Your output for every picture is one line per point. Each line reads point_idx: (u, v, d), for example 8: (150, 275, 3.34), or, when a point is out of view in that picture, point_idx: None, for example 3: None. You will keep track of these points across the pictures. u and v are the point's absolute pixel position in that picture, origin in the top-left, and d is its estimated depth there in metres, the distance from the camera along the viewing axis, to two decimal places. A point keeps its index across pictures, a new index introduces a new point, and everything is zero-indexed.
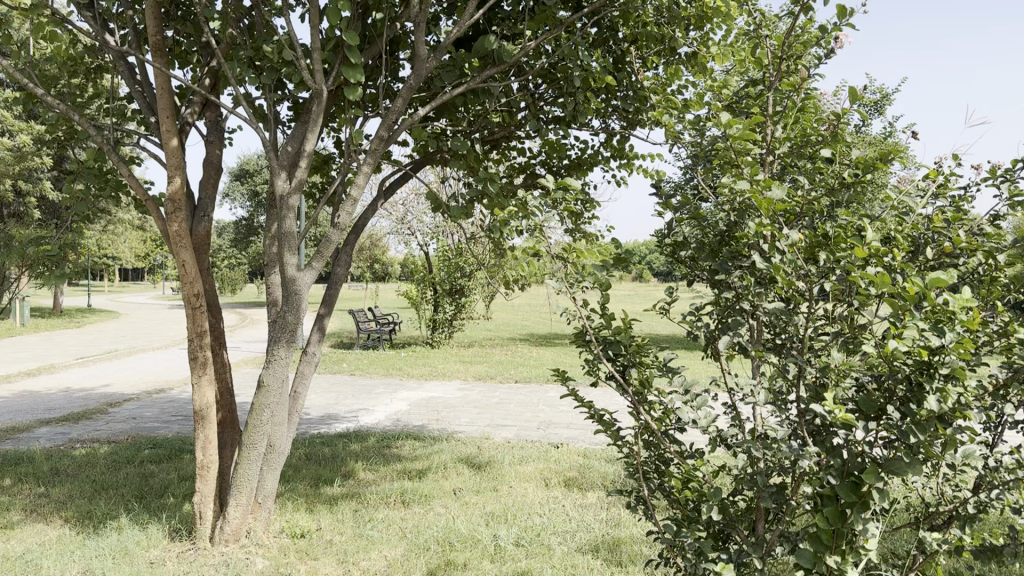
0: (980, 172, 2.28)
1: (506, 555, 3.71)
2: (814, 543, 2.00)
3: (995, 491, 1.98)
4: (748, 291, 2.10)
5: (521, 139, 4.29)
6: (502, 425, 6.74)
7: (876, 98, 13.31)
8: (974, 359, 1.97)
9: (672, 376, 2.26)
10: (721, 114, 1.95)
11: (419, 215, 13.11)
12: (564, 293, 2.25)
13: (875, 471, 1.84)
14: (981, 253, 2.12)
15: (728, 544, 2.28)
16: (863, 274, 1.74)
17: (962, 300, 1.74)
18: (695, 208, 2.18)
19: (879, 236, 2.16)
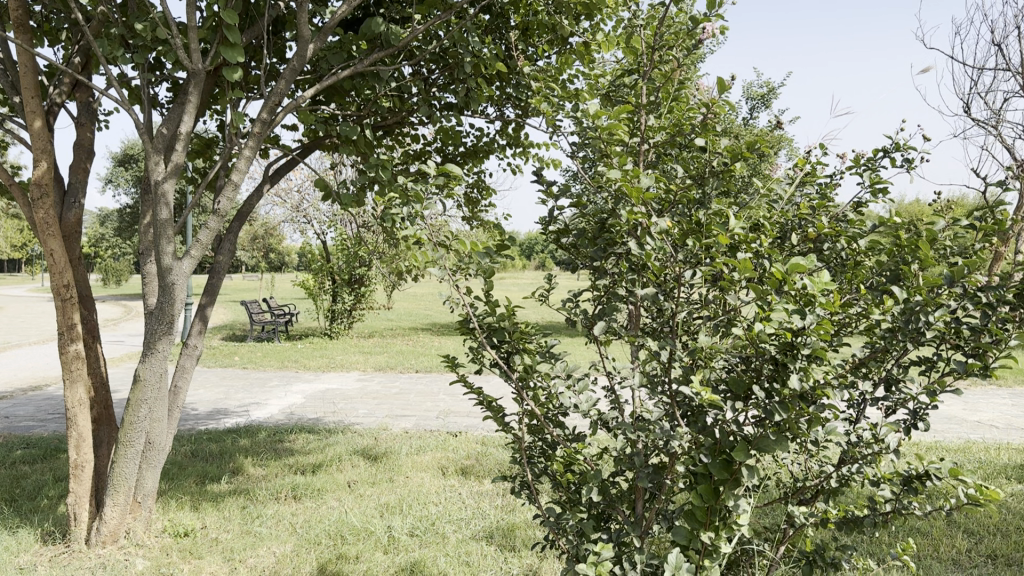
0: (846, 161, 2.39)
1: (399, 546, 3.68)
2: (689, 520, 2.06)
3: (856, 464, 2.09)
4: (625, 278, 2.14)
5: (414, 125, 4.23)
6: (400, 415, 6.69)
7: (763, 92, 13.91)
8: (836, 340, 2.07)
9: (555, 361, 2.28)
10: (593, 104, 1.98)
11: (315, 204, 12.85)
12: (446, 280, 2.21)
13: (745, 448, 1.91)
14: (844, 238, 2.23)
15: (610, 524, 2.31)
16: (729, 261, 1.80)
17: (821, 284, 1.83)
18: (575, 196, 2.20)
19: (750, 224, 2.24)
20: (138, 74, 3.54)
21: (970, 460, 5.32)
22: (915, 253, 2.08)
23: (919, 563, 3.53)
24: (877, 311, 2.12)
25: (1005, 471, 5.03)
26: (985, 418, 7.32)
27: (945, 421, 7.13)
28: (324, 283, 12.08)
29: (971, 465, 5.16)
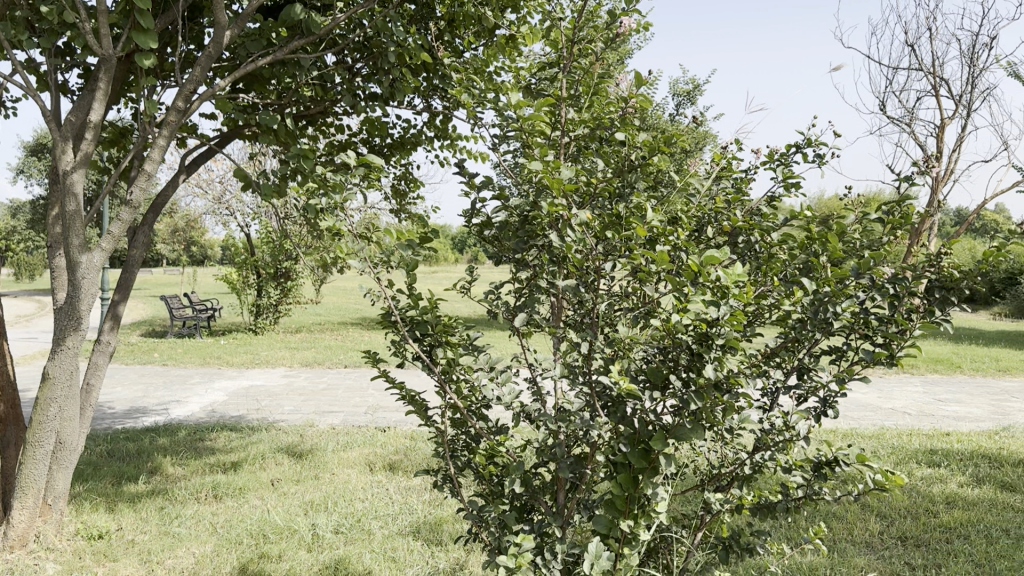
0: (760, 156, 2.46)
1: (324, 543, 3.63)
2: (609, 509, 2.07)
3: (768, 450, 2.14)
4: (545, 269, 2.15)
5: (338, 115, 4.16)
6: (327, 411, 6.60)
7: (688, 89, 14.18)
8: (749, 330, 2.13)
9: (478, 354, 2.26)
10: (514, 95, 1.98)
11: (239, 196, 12.58)
12: (366, 273, 2.16)
13: (663, 437, 1.94)
14: (759, 231, 2.28)
15: (532, 515, 2.32)
16: (645, 253, 1.83)
17: (734, 275, 1.87)
18: (497, 188, 2.19)
19: (668, 216, 2.28)
20: (45, 59, 3.39)
21: (883, 446, 5.54)
22: (824, 245, 2.17)
23: (833, 546, 3.66)
24: (789, 301, 2.19)
25: (915, 456, 5.25)
26: (898, 405, 7.62)
27: (860, 408, 7.40)
28: (249, 277, 11.82)
29: (884, 451, 5.37)
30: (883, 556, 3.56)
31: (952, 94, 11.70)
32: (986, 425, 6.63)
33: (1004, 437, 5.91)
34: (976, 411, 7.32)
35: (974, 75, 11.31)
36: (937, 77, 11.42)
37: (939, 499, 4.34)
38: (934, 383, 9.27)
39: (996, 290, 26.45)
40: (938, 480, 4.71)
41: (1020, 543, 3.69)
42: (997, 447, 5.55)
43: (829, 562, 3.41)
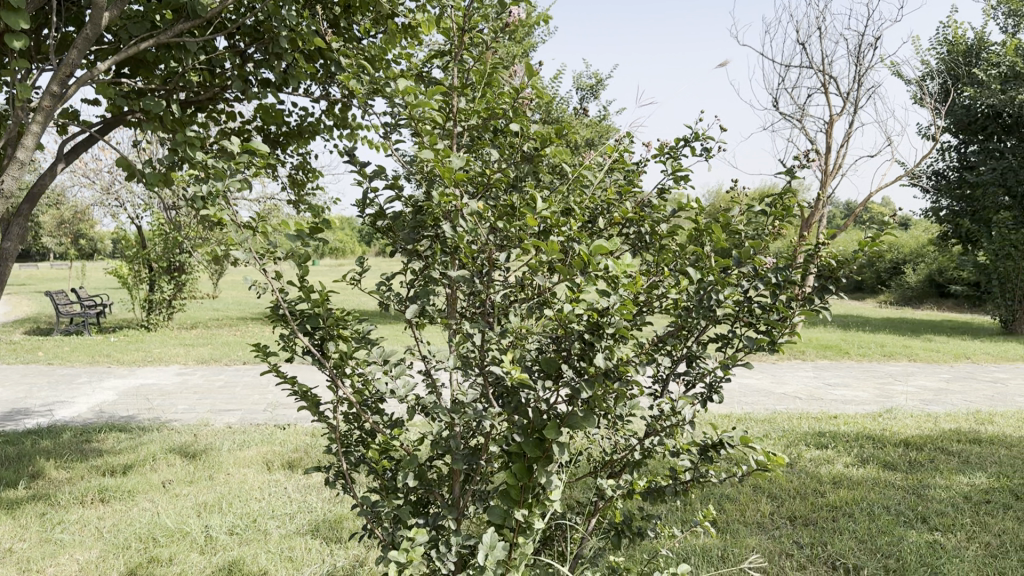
0: (650, 149, 2.50)
1: (217, 545, 3.52)
2: (503, 499, 2.07)
3: (658, 436, 2.19)
4: (438, 260, 2.11)
5: (230, 101, 4.02)
6: (224, 409, 6.40)
7: (592, 83, 14.38)
8: (639, 319, 2.17)
9: (371, 347, 2.19)
10: (402, 82, 1.94)
11: (129, 186, 12.06)
12: (251, 265, 2.07)
13: (556, 425, 1.95)
14: (649, 222, 2.37)
15: (428, 509, 2.28)
16: (535, 243, 1.83)
17: (622, 265, 1.90)
18: (388, 178, 2.14)
19: (561, 207, 2.29)
20: None
21: (775, 429, 5.76)
22: (709, 236, 2.27)
23: (726, 527, 3.78)
24: (676, 290, 2.25)
25: (805, 439, 5.47)
26: (790, 390, 7.94)
27: (754, 394, 7.67)
28: (141, 272, 11.36)
29: (775, 434, 5.58)
30: (772, 535, 3.70)
31: (841, 91, 12.23)
32: (871, 407, 6.98)
33: (887, 419, 6.22)
34: (861, 394, 7.69)
35: (860, 73, 11.85)
36: (826, 75, 11.91)
37: (826, 479, 4.53)
38: (824, 368, 9.70)
39: (881, 278, 27.90)
40: (825, 461, 4.92)
41: (899, 519, 3.90)
42: (880, 428, 5.84)
43: (721, 544, 3.51)
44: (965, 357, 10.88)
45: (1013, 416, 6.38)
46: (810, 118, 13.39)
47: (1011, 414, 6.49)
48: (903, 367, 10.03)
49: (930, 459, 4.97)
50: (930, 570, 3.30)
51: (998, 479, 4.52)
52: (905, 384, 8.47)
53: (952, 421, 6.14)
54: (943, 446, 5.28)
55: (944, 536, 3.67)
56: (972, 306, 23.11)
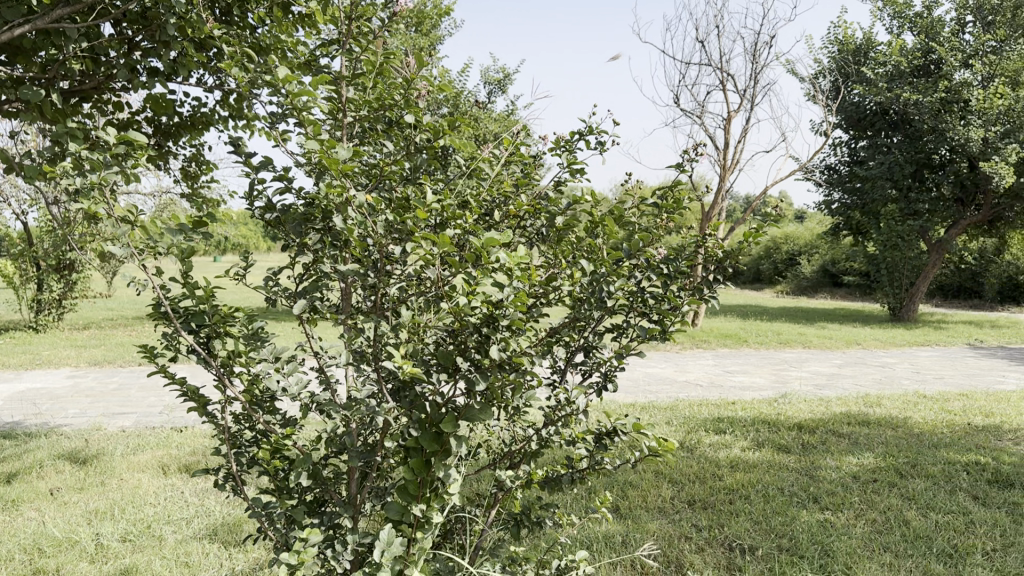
0: (547, 142, 2.50)
1: (108, 553, 3.37)
2: (401, 495, 2.03)
3: (554, 425, 2.20)
4: (326, 253, 2.03)
5: (117, 91, 3.84)
6: (118, 413, 6.15)
7: (498, 78, 14.40)
8: (533, 311, 2.17)
9: (260, 344, 2.12)
10: (282, 69, 1.86)
11: (12, 180, 11.44)
12: (129, 260, 1.98)
13: (453, 419, 1.93)
14: (545, 214, 2.38)
15: (324, 508, 2.23)
16: (426, 236, 1.79)
17: (516, 257, 1.88)
18: (275, 169, 2.06)
19: (457, 200, 2.27)
20: None
21: (676, 416, 5.90)
22: (602, 228, 2.31)
23: (628, 513, 3.85)
24: (569, 281, 2.27)
25: (705, 425, 5.63)
26: (693, 378, 8.16)
27: (657, 383, 7.85)
28: (27, 270, 10.81)
29: (677, 422, 5.71)
30: (672, 519, 3.79)
31: (738, 89, 12.60)
32: (768, 393, 7.24)
33: (782, 403, 6.46)
34: (758, 381, 7.96)
35: (757, 72, 12.24)
36: (724, 73, 12.25)
37: (723, 463, 4.68)
38: (725, 357, 9.99)
39: (778, 269, 28.97)
40: (723, 446, 5.07)
41: (792, 499, 4.06)
42: (776, 413, 6.06)
43: (623, 529, 3.58)
44: (856, 343, 11.42)
45: (898, 398, 6.72)
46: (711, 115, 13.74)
47: (896, 396, 6.83)
48: (799, 353, 10.45)
49: (821, 441, 5.19)
50: (820, 547, 3.44)
51: (883, 458, 4.75)
52: (800, 370, 8.83)
53: (843, 405, 6.43)
54: (834, 428, 5.52)
55: (834, 514, 3.84)
56: (863, 294, 24.28)
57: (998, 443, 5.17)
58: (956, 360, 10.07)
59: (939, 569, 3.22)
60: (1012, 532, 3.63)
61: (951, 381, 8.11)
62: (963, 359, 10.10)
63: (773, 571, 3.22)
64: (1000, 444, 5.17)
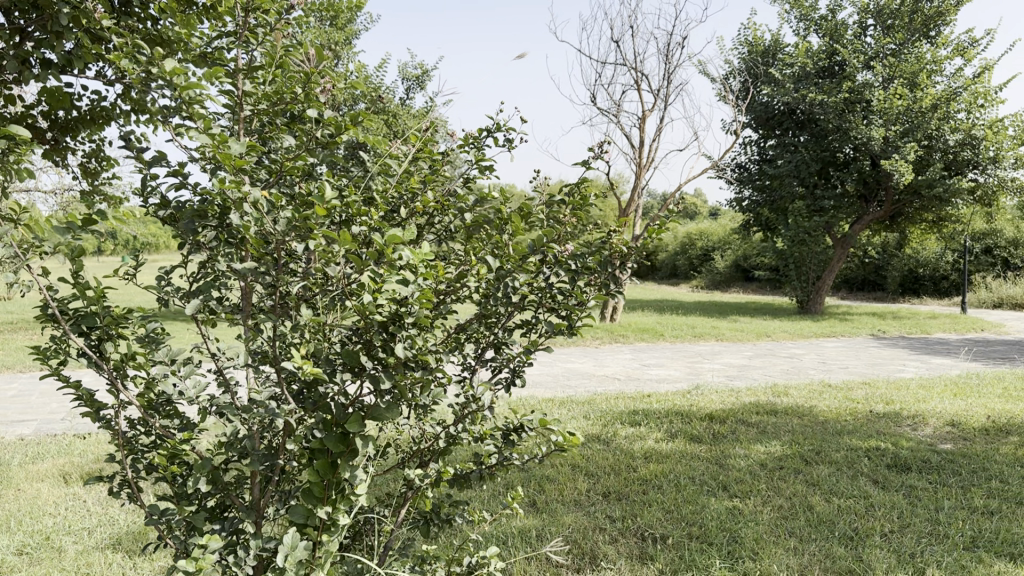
0: (455, 139, 2.49)
1: (2, 567, 3.21)
2: (306, 498, 1.98)
3: (463, 422, 2.18)
4: (222, 251, 1.95)
5: (8, 84, 3.65)
6: (17, 420, 5.87)
7: (417, 74, 14.31)
8: (441, 308, 2.14)
9: (155, 345, 2.04)
10: (167, 59, 1.77)
11: None
12: (13, 260, 1.88)
13: (358, 418, 1.87)
14: (451, 211, 2.38)
15: (227, 513, 2.17)
16: (324, 232, 1.74)
17: (420, 254, 1.84)
18: (169, 164, 1.97)
19: (362, 197, 2.22)
20: None
21: (593, 410, 5.97)
22: (510, 226, 2.29)
23: (544, 507, 3.88)
24: (476, 278, 2.25)
25: (620, 418, 5.72)
26: (610, 372, 8.28)
27: (576, 377, 7.93)
28: None
29: (594, 415, 5.78)
30: (588, 512, 3.84)
31: (653, 88, 12.81)
32: (682, 385, 7.40)
33: (696, 395, 6.61)
34: (674, 374, 8.13)
35: (670, 72, 12.48)
36: (639, 72, 12.46)
37: (638, 455, 4.76)
38: (642, 351, 10.17)
39: (694, 264, 29.66)
40: (638, 438, 5.16)
41: (703, 488, 4.15)
42: (689, 405, 6.21)
43: (539, 524, 3.60)
44: (766, 336, 11.77)
45: (805, 388, 6.96)
46: (627, 113, 13.96)
47: (803, 386, 7.08)
48: (713, 346, 10.71)
49: (731, 431, 5.33)
50: (730, 534, 3.54)
51: (789, 446, 4.91)
52: (713, 362, 9.05)
53: (752, 395, 6.62)
54: (744, 418, 5.67)
55: (741, 501, 3.95)
56: (774, 288, 25.07)
57: (898, 429, 5.40)
58: (860, 350, 10.49)
59: (840, 551, 3.34)
60: (907, 513, 3.81)
61: (855, 371, 8.44)
62: (866, 349, 10.52)
63: (683, 558, 3.29)
64: (898, 429, 5.40)
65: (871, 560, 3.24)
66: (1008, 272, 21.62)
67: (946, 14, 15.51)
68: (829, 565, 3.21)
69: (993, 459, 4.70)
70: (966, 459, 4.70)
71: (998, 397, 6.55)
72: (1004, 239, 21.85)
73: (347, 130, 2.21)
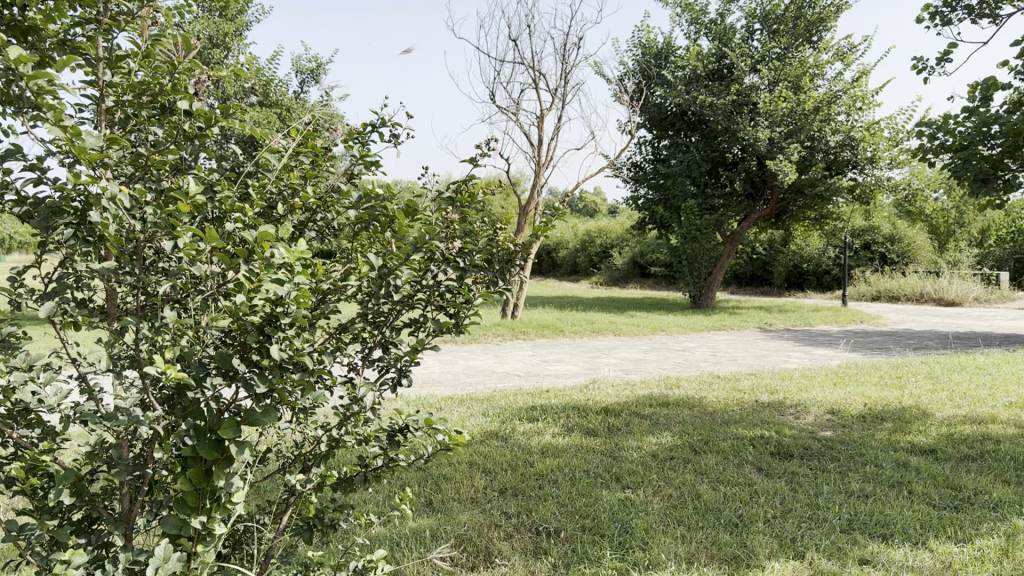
0: (339, 133, 2.42)
1: None
2: (178, 507, 1.88)
3: (346, 425, 2.14)
4: (81, 250, 1.83)
5: None
6: None
7: (312, 68, 14.02)
8: (322, 307, 2.08)
9: (11, 351, 1.90)
10: (13, 45, 1.64)
11: None
12: None
13: (232, 424, 1.80)
14: (333, 208, 2.33)
15: (94, 525, 2.06)
16: (190, 230, 1.66)
17: (295, 251, 1.78)
18: (22, 156, 1.84)
19: (239, 192, 2.14)
20: None
21: (492, 407, 5.98)
22: (394, 223, 2.25)
23: (439, 506, 3.86)
24: (357, 276, 2.20)
25: (518, 414, 5.74)
26: (510, 368, 8.32)
27: (476, 375, 7.93)
28: None
29: (493, 412, 5.80)
30: (483, 509, 3.83)
31: (550, 87, 12.93)
32: (579, 380, 7.51)
33: (592, 389, 6.72)
34: (572, 369, 8.24)
35: (567, 71, 12.64)
36: (537, 71, 12.58)
37: (534, 450, 4.79)
38: (542, 347, 10.27)
39: (593, 261, 30.18)
40: (536, 433, 5.20)
41: (597, 480, 4.22)
42: (585, 399, 6.30)
43: (435, 523, 3.58)
44: (661, 330, 12.07)
45: (695, 379, 7.18)
46: (525, 111, 14.06)
47: (694, 378, 7.29)
48: (610, 341, 10.91)
49: (625, 423, 5.44)
50: (620, 525, 3.60)
51: (680, 436, 5.05)
52: (610, 356, 9.22)
53: (646, 388, 6.78)
54: (637, 411, 5.80)
55: (633, 492, 4.03)
56: (669, 283, 25.73)
57: (781, 417, 5.63)
58: (748, 342, 10.91)
59: (725, 538, 3.44)
60: (789, 499, 3.96)
61: (743, 362, 8.75)
62: (754, 342, 10.94)
63: (576, 551, 3.33)
64: (781, 418, 5.63)
65: (754, 545, 3.36)
66: (885, 267, 22.87)
67: (826, 20, 16.26)
68: (715, 552, 3.30)
69: (868, 444, 4.96)
70: (844, 445, 4.93)
71: (874, 385, 6.91)
72: (881, 236, 23.10)
73: (221, 124, 2.13)
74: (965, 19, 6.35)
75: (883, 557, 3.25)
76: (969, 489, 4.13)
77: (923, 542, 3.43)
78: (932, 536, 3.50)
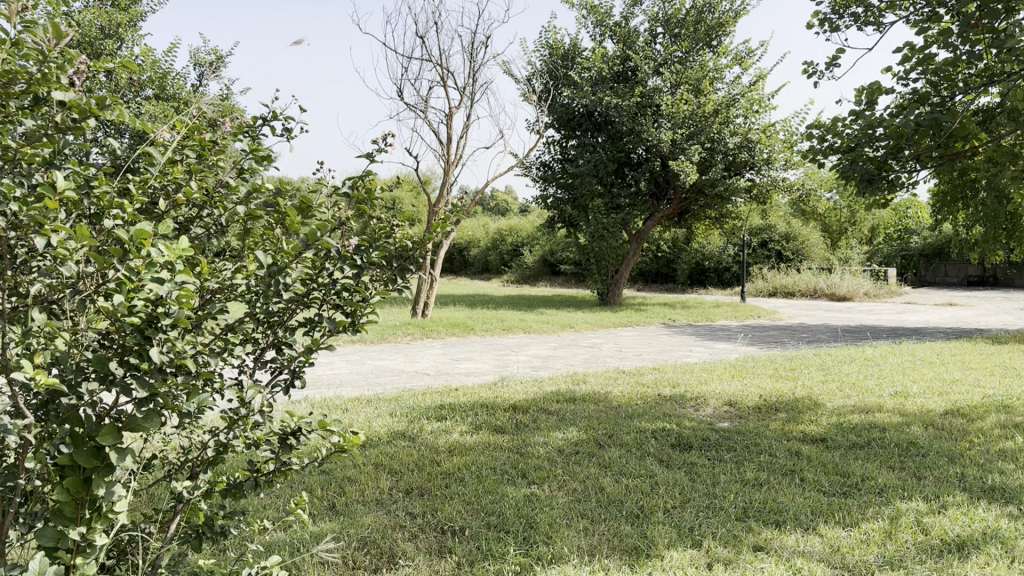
0: (228, 127, 2.36)
1: None
2: (55, 518, 1.79)
3: (235, 428, 2.07)
4: None
5: None
6: None
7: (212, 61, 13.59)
8: (208, 306, 2.02)
9: None
10: None
11: None
12: None
13: (112, 430, 1.72)
14: (221, 204, 2.26)
15: None
16: (60, 228, 1.58)
17: (175, 248, 1.71)
18: None
19: (118, 187, 2.05)
20: None
21: (399, 407, 5.92)
22: (286, 221, 2.20)
23: (344, 508, 3.81)
24: (247, 275, 2.15)
25: (426, 413, 5.72)
26: (418, 367, 8.28)
27: (384, 374, 7.84)
28: None
29: (401, 411, 5.75)
30: (388, 510, 3.80)
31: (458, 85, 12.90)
32: (487, 378, 7.52)
33: (500, 387, 6.74)
34: (481, 367, 8.25)
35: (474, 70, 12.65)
36: (444, 68, 12.54)
37: (442, 449, 4.78)
38: (451, 345, 10.24)
39: (504, 260, 30.29)
40: (443, 432, 5.18)
41: (503, 477, 4.24)
42: (493, 396, 6.32)
43: (338, 527, 3.52)
44: (569, 327, 12.23)
45: (602, 375, 7.30)
46: (433, 108, 13.99)
47: (599, 373, 7.41)
48: (519, 339, 10.97)
49: (532, 420, 5.48)
50: (525, 520, 3.62)
51: (585, 431, 5.12)
52: (518, 354, 9.28)
53: (553, 384, 6.84)
54: (544, 407, 5.85)
55: (539, 488, 4.06)
56: (578, 281, 26.03)
57: (683, 410, 5.78)
58: (654, 338, 11.17)
59: (625, 529, 3.51)
60: (688, 489, 4.06)
61: (649, 357, 8.95)
62: (659, 337, 11.20)
63: (480, 548, 3.33)
64: (682, 410, 5.78)
65: (654, 536, 3.43)
66: (782, 264, 23.78)
67: (725, 25, 16.79)
68: (615, 544, 3.36)
69: (762, 434, 5.14)
70: (740, 436, 5.10)
71: (770, 377, 7.18)
72: (777, 234, 23.98)
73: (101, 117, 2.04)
74: (852, 26, 6.65)
75: (776, 543, 3.37)
76: (856, 475, 4.32)
77: (814, 528, 3.57)
78: (822, 521, 3.65)
